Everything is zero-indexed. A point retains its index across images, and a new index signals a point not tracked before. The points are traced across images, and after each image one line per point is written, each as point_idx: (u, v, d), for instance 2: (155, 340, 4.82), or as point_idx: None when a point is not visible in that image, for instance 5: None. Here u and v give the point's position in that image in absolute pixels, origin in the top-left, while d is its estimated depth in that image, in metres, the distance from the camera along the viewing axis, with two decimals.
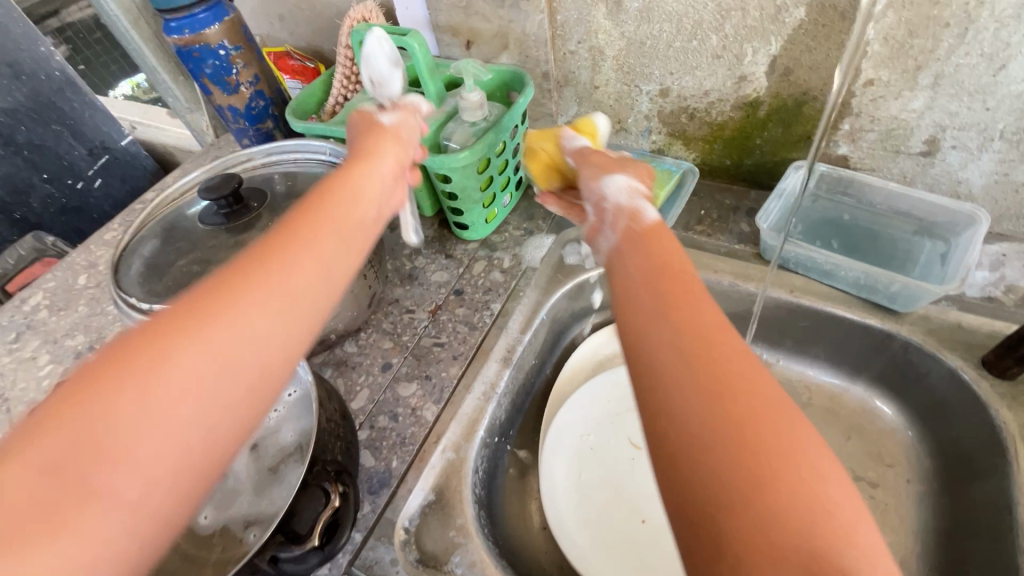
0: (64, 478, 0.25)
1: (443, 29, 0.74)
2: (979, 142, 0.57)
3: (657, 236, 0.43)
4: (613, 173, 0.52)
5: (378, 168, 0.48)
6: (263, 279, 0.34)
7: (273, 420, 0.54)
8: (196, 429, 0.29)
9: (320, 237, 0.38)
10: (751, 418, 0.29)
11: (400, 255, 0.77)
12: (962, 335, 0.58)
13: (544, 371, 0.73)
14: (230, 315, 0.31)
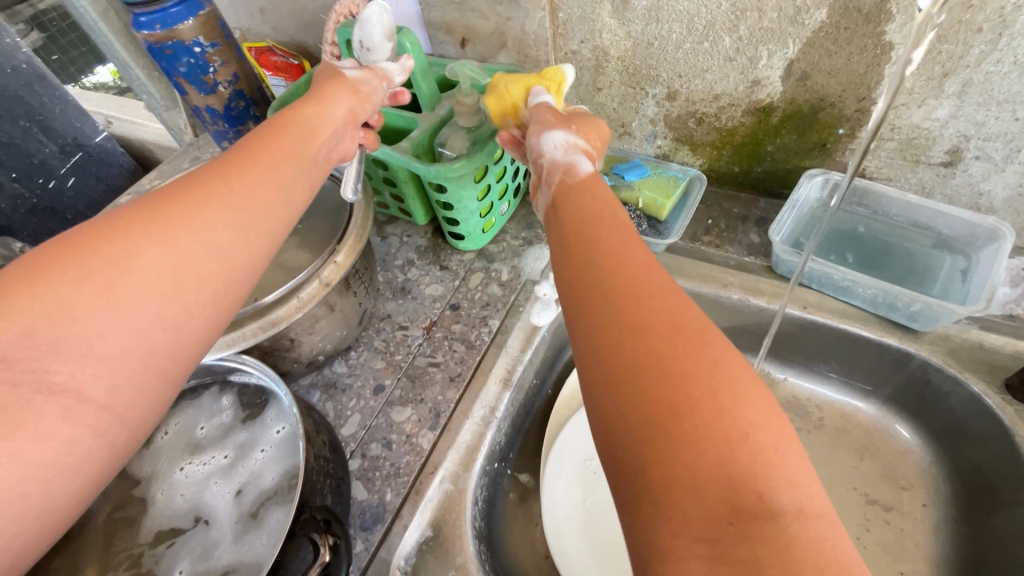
0: (27, 374, 0.29)
1: (436, 26, 0.69)
2: (1004, 153, 0.54)
3: (589, 189, 0.47)
4: (552, 128, 0.54)
5: (332, 113, 0.52)
6: (214, 201, 0.37)
7: (261, 461, 0.51)
8: (154, 325, 0.33)
9: (269, 168, 0.42)
10: (670, 333, 0.32)
11: (391, 267, 0.73)
12: (984, 356, 0.55)
13: (545, 390, 0.69)
14: (184, 229, 0.35)
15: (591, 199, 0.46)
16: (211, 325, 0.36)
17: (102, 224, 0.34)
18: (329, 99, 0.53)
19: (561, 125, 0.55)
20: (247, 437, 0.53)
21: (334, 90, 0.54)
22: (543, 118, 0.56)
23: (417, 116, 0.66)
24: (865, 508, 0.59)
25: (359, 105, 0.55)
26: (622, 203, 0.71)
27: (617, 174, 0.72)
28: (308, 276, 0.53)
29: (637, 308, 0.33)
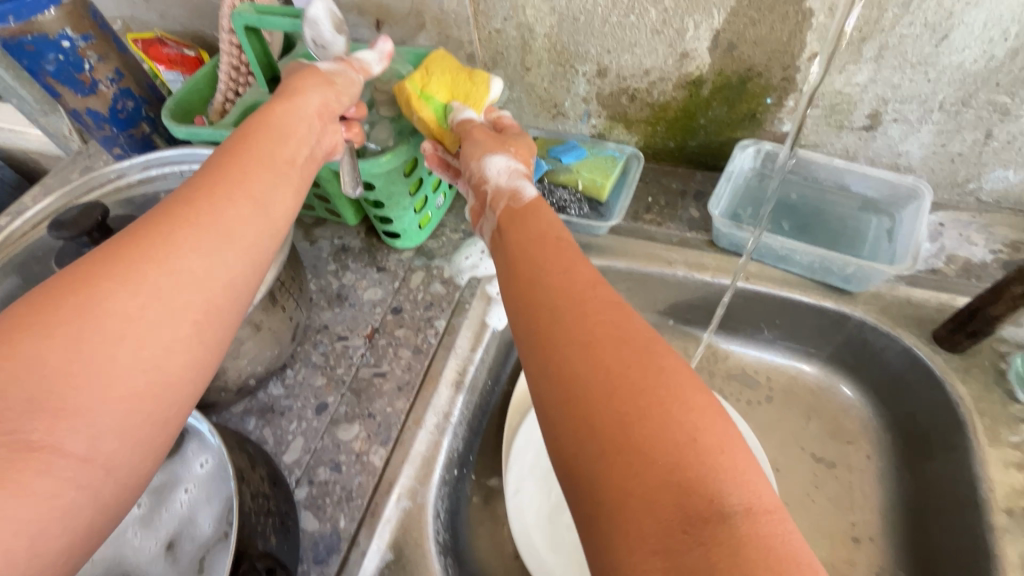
0: (7, 434, 0.27)
1: (346, 7, 0.64)
2: (919, 115, 0.56)
3: (534, 213, 0.47)
4: (491, 152, 0.53)
5: (299, 108, 0.48)
6: (185, 229, 0.36)
7: (185, 504, 0.46)
8: (139, 371, 0.31)
9: (244, 183, 0.40)
10: (609, 344, 0.32)
11: (324, 273, 0.68)
12: (911, 310, 0.58)
13: (499, 387, 0.67)
14: (158, 264, 0.34)
15: (532, 221, 0.45)
16: (200, 358, 0.34)
17: (76, 273, 0.32)
18: (305, 95, 0.49)
19: (495, 145, 0.54)
20: (165, 482, 0.48)
21: (309, 86, 0.50)
22: (477, 136, 0.54)
23: None
24: (814, 467, 0.61)
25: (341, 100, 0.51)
26: (563, 186, 0.68)
27: (554, 157, 0.69)
28: None
29: (589, 322, 0.33)
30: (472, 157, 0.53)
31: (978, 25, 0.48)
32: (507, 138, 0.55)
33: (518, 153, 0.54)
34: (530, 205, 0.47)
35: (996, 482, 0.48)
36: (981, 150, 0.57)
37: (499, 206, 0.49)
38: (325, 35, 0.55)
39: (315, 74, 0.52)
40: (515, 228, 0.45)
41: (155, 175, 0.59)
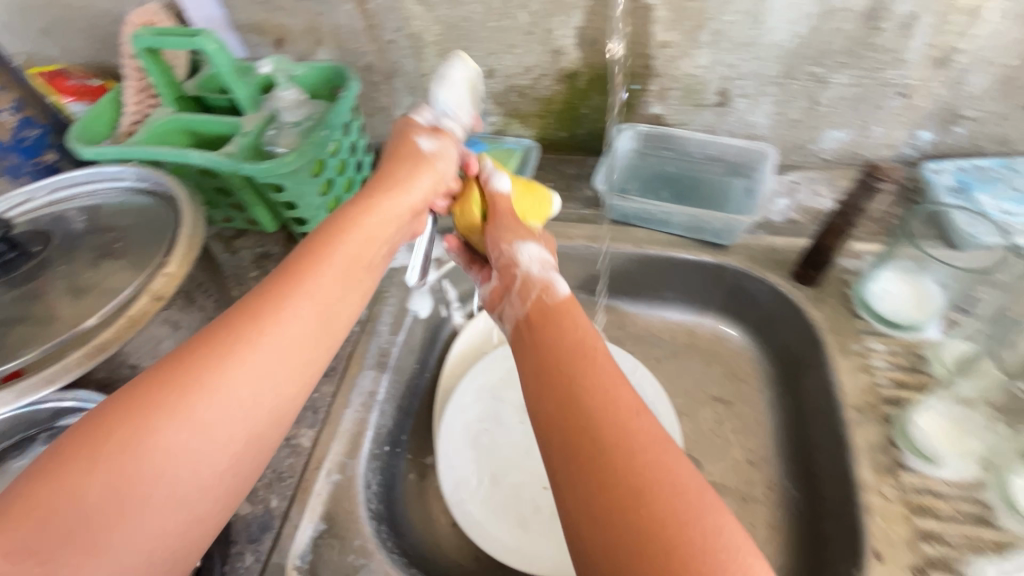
0: (70, 540, 0.31)
1: (246, 29, 0.69)
2: (757, 89, 0.66)
3: (566, 316, 0.45)
4: (524, 239, 0.54)
5: (394, 201, 0.53)
6: (238, 356, 0.38)
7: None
8: (190, 488, 0.35)
9: (302, 299, 0.43)
10: (607, 442, 0.34)
11: (246, 280, 0.70)
12: (775, 255, 0.66)
13: (427, 370, 0.71)
14: (208, 389, 0.36)
15: (557, 321, 0.44)
16: (242, 473, 0.38)
17: (136, 384, 0.36)
18: (404, 184, 0.54)
19: (529, 232, 0.55)
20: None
21: (410, 168, 0.55)
22: (516, 223, 0.56)
23: (240, 120, 0.63)
24: (714, 406, 0.68)
25: (436, 188, 0.57)
26: None
27: None
28: (137, 291, 0.48)
29: (574, 400, 0.37)
30: (509, 238, 0.54)
31: (782, 8, 0.58)
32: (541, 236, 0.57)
33: (547, 246, 0.56)
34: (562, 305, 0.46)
35: (845, 384, 0.55)
36: (813, 115, 0.68)
37: (529, 296, 0.48)
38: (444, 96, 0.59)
39: (423, 154, 0.57)
40: (536, 326, 0.44)
41: (63, 197, 0.60)
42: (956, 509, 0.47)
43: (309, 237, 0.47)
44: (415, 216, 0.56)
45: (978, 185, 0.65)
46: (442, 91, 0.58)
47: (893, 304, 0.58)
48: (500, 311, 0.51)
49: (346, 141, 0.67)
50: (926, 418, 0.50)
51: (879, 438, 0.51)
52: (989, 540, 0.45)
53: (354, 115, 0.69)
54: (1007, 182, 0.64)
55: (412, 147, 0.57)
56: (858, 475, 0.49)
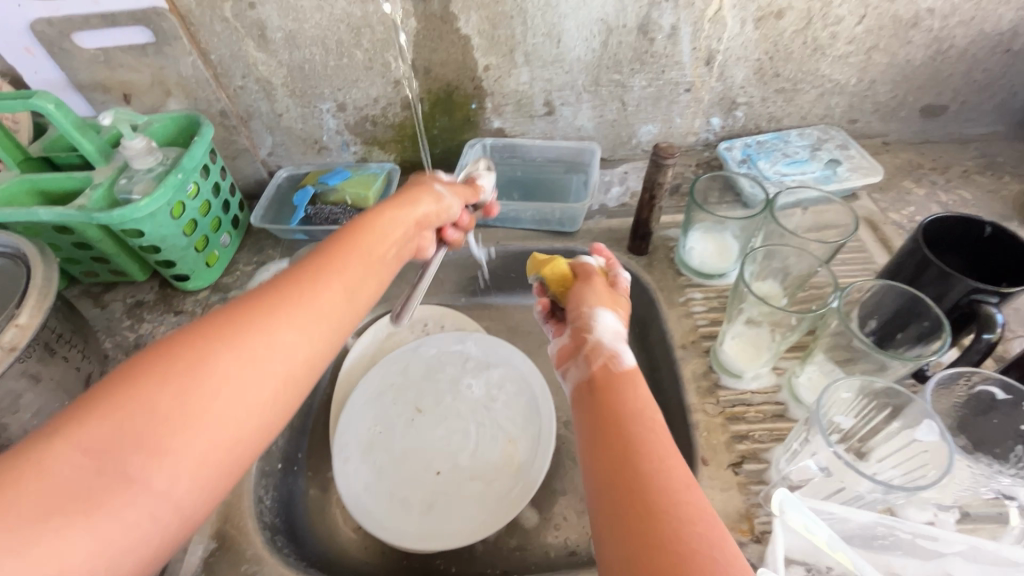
0: (110, 462, 0.30)
1: (89, 87, 0.71)
2: (575, 97, 0.77)
3: (628, 387, 0.44)
4: (603, 308, 0.54)
5: (409, 211, 0.54)
6: (302, 300, 0.40)
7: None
8: (228, 425, 0.34)
9: (335, 272, 0.43)
10: (642, 466, 0.36)
11: (118, 329, 0.70)
12: (613, 235, 0.77)
13: (320, 389, 0.75)
14: (277, 323, 0.38)
15: (625, 392, 0.43)
16: (277, 417, 0.37)
17: (222, 310, 0.37)
18: (410, 201, 0.55)
19: (609, 300, 0.55)
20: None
21: (420, 194, 0.56)
22: (592, 289, 0.56)
23: (90, 174, 0.64)
24: None
25: (439, 214, 0.58)
26: (333, 205, 0.78)
27: (322, 182, 0.79)
28: None
29: (626, 428, 0.39)
30: (588, 305, 0.54)
31: (574, 29, 0.70)
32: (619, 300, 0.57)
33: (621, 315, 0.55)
34: (625, 375, 0.45)
35: (673, 329, 0.65)
36: (625, 114, 0.80)
37: (596, 361, 0.47)
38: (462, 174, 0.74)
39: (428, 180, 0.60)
40: (600, 392, 0.44)
41: None
42: (760, 411, 0.57)
43: (362, 217, 0.51)
44: (420, 232, 0.56)
45: (760, 156, 0.79)
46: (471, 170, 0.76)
47: (700, 256, 0.69)
48: (565, 369, 0.50)
49: (205, 183, 0.70)
50: (729, 344, 0.60)
51: (701, 366, 0.61)
52: (785, 428, 0.55)
53: (212, 158, 0.72)
54: (782, 151, 0.79)
55: (428, 181, 0.60)
56: (686, 400, 0.59)
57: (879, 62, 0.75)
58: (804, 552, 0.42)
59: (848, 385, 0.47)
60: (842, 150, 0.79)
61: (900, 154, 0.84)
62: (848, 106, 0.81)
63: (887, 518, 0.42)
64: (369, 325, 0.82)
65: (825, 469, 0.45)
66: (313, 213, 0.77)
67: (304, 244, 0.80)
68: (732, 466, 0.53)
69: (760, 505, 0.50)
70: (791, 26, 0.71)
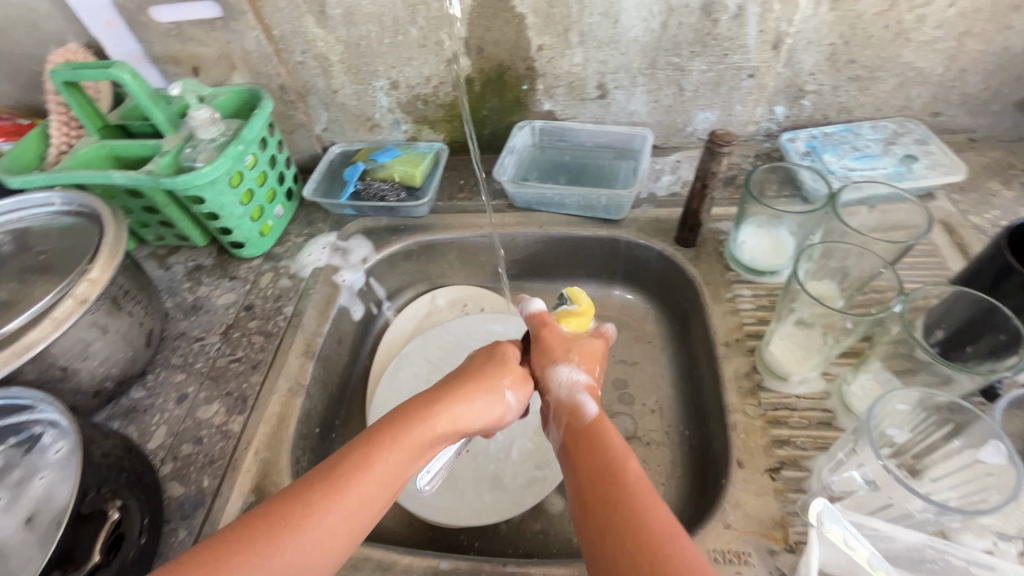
0: None
1: (163, 60, 0.75)
2: (629, 80, 0.75)
3: (600, 444, 0.45)
4: (557, 361, 0.53)
5: (458, 413, 0.47)
6: (327, 509, 0.38)
7: (42, 487, 0.47)
8: None
9: (345, 499, 0.39)
10: (627, 536, 0.38)
11: (180, 290, 0.75)
12: (660, 225, 0.74)
13: (360, 360, 0.77)
14: (295, 536, 0.37)
15: (596, 445, 0.45)
16: None
17: (242, 520, 0.37)
18: (466, 398, 0.48)
19: (561, 350, 0.54)
20: (21, 473, 0.49)
21: (478, 389, 0.50)
22: (545, 343, 0.56)
23: (160, 142, 0.68)
24: (621, 366, 0.74)
25: (493, 422, 0.51)
26: (381, 181, 0.79)
27: (372, 159, 0.81)
28: (61, 296, 0.53)
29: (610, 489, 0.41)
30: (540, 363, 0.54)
31: (634, 9, 0.67)
32: (580, 345, 0.55)
33: (585, 359, 0.54)
34: (592, 430, 0.47)
35: (717, 326, 0.63)
36: (681, 99, 0.77)
37: (562, 421, 0.49)
38: (511, 160, 0.79)
39: (499, 376, 0.52)
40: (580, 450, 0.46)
41: None
42: (805, 417, 0.54)
43: (416, 399, 0.48)
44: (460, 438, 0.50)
45: (827, 149, 0.74)
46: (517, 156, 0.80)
47: (752, 251, 0.66)
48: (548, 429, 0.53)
49: (263, 154, 0.72)
50: (777, 344, 0.57)
51: (744, 366, 0.59)
52: (831, 437, 0.52)
53: (270, 132, 0.74)
54: (851, 144, 0.74)
55: (496, 381, 0.51)
56: (725, 400, 0.57)
57: (971, 49, 0.68)
58: (843, 569, 0.41)
59: (906, 396, 0.43)
60: (920, 145, 0.73)
61: (987, 152, 0.76)
62: (931, 98, 0.74)
63: (939, 542, 0.39)
64: (411, 302, 0.83)
65: (870, 482, 0.42)
66: (362, 188, 0.79)
67: (351, 219, 0.82)
68: (770, 471, 0.51)
69: (797, 514, 0.48)
70: (872, 8, 0.65)
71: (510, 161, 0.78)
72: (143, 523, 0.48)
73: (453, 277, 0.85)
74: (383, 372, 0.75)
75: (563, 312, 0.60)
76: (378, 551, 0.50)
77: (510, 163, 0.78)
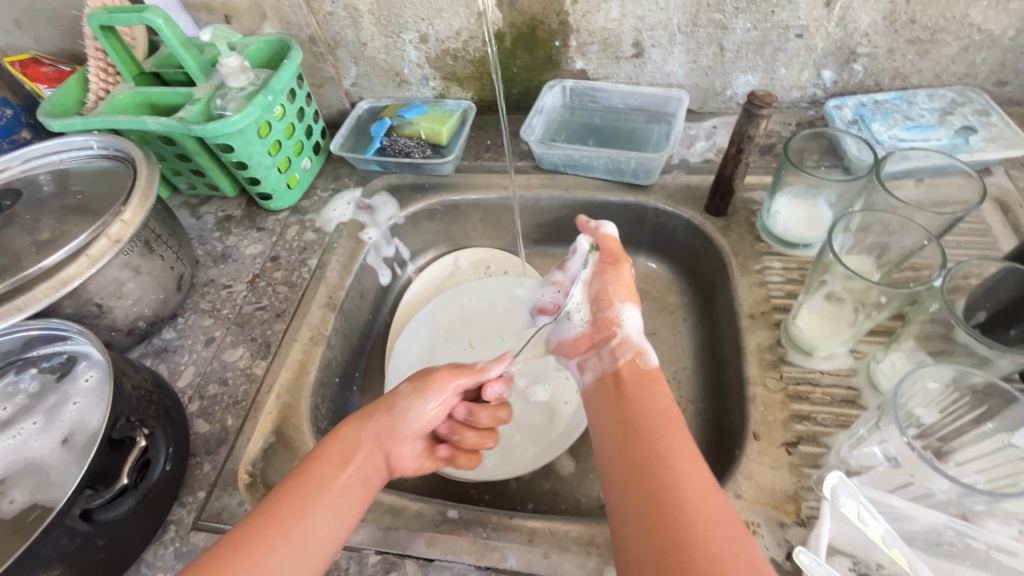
0: None
1: (196, 8, 0.75)
2: (668, 38, 0.71)
3: (649, 384, 0.47)
4: (629, 303, 0.55)
5: (380, 416, 0.49)
6: (305, 506, 0.42)
7: (76, 412, 0.51)
8: None
9: (321, 484, 0.43)
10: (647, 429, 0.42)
11: (209, 239, 0.77)
12: (691, 192, 0.72)
13: (380, 316, 0.78)
14: (286, 521, 0.40)
15: (642, 385, 0.47)
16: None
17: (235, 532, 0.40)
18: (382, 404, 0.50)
19: (631, 291, 0.57)
20: (54, 398, 0.52)
21: (377, 407, 0.50)
22: (619, 277, 0.57)
23: (191, 90, 0.69)
24: (640, 336, 0.73)
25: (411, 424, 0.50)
26: (408, 138, 0.79)
27: (399, 116, 0.80)
28: (96, 235, 0.54)
29: (642, 427, 0.42)
30: (614, 297, 0.56)
31: None
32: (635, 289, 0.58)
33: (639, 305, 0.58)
34: (650, 372, 0.48)
35: (743, 297, 0.61)
36: (722, 60, 0.73)
37: (622, 357, 0.50)
38: (538, 118, 0.76)
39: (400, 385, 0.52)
40: (625, 387, 0.47)
41: (36, 166, 0.65)
42: (828, 393, 0.52)
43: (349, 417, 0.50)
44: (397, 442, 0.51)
45: (876, 117, 0.69)
46: (544, 115, 0.77)
47: (785, 223, 0.63)
48: (586, 359, 0.53)
49: (291, 105, 0.72)
50: (804, 317, 0.54)
51: (768, 339, 0.57)
52: (854, 415, 0.51)
53: (299, 83, 0.74)
54: (903, 113, 0.69)
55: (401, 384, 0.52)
56: (746, 372, 0.55)
57: None
58: (853, 545, 0.40)
59: (937, 374, 0.41)
60: (980, 116, 0.67)
61: None
62: (997, 65, 0.68)
63: (960, 523, 0.38)
64: (433, 262, 0.84)
65: (890, 459, 0.40)
66: (388, 145, 0.79)
67: (377, 176, 0.81)
68: (787, 445, 0.50)
69: (812, 489, 0.47)
70: None
71: (536, 119, 0.76)
72: (170, 450, 0.50)
73: (476, 240, 0.85)
74: (403, 328, 0.76)
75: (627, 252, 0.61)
76: (390, 497, 0.52)
77: (536, 122, 0.76)
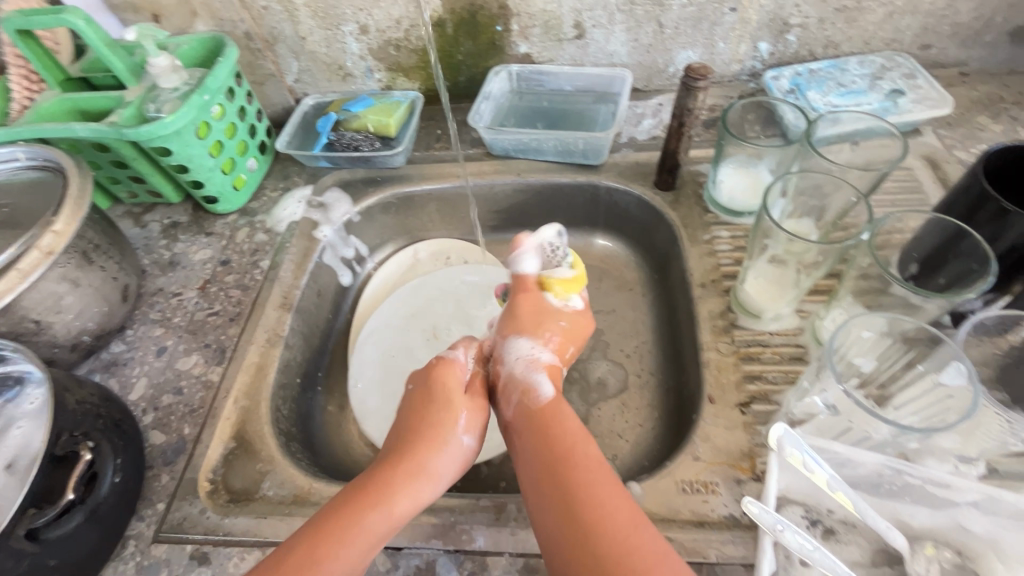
0: None
1: (121, 8, 0.73)
2: (607, 18, 0.72)
3: (556, 417, 0.47)
4: (518, 335, 0.56)
5: (396, 473, 0.45)
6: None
7: (20, 435, 0.47)
8: None
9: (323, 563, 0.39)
10: (570, 474, 0.42)
11: (156, 248, 0.74)
12: (640, 168, 0.73)
13: (341, 314, 0.77)
14: None
15: (552, 424, 0.46)
16: None
17: None
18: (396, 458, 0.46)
19: (529, 324, 0.57)
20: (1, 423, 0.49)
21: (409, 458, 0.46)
22: (516, 311, 0.58)
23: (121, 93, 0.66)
24: (601, 314, 0.74)
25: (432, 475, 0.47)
26: (355, 131, 0.77)
27: (345, 110, 0.79)
28: (25, 248, 0.52)
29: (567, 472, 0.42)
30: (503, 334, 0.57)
31: None
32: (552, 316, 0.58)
33: (545, 332, 0.56)
34: (547, 407, 0.48)
35: (694, 267, 0.62)
36: (662, 38, 0.74)
37: (511, 399, 0.50)
38: (485, 104, 0.76)
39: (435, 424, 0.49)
40: (532, 432, 0.46)
41: None
42: (777, 352, 0.54)
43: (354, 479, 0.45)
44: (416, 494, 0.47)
45: (811, 86, 0.71)
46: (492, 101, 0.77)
47: (730, 192, 0.64)
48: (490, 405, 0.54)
49: (229, 103, 0.70)
50: (751, 283, 0.56)
51: (718, 306, 0.58)
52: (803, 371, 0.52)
53: (237, 81, 0.72)
54: (836, 80, 0.71)
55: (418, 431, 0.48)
56: (699, 339, 0.57)
57: None
58: (804, 493, 0.42)
59: (868, 323, 0.43)
60: (908, 79, 0.70)
61: (979, 86, 0.74)
62: (921, 29, 0.71)
63: (896, 462, 0.39)
64: (392, 256, 0.83)
65: (831, 407, 0.42)
66: (335, 140, 0.77)
67: (328, 172, 0.80)
68: (740, 406, 0.51)
69: (765, 445, 0.49)
70: None
71: (484, 105, 0.76)
72: (120, 463, 0.49)
73: (435, 231, 0.84)
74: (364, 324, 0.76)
75: (550, 275, 0.60)
76: None
77: (484, 108, 0.76)
